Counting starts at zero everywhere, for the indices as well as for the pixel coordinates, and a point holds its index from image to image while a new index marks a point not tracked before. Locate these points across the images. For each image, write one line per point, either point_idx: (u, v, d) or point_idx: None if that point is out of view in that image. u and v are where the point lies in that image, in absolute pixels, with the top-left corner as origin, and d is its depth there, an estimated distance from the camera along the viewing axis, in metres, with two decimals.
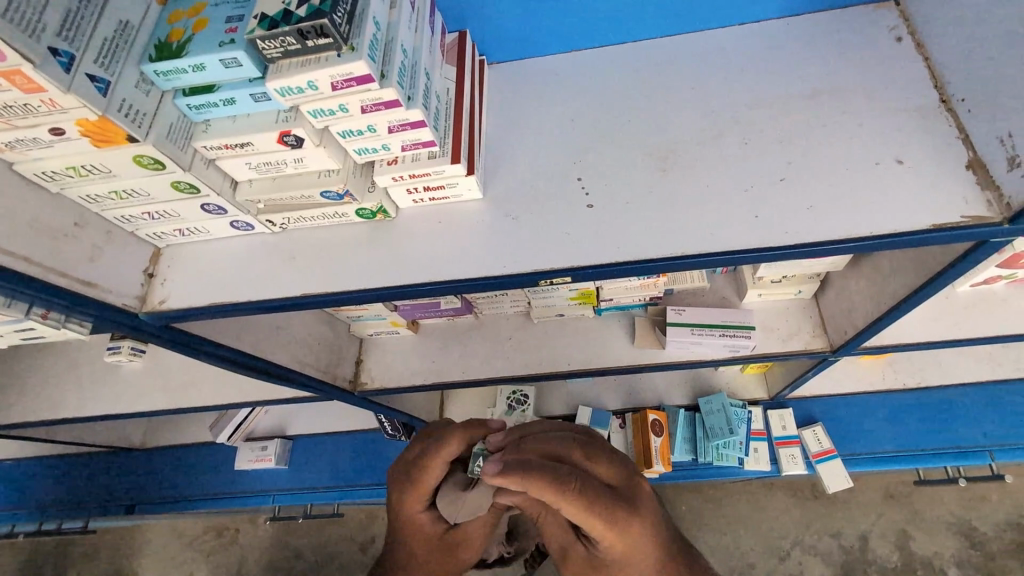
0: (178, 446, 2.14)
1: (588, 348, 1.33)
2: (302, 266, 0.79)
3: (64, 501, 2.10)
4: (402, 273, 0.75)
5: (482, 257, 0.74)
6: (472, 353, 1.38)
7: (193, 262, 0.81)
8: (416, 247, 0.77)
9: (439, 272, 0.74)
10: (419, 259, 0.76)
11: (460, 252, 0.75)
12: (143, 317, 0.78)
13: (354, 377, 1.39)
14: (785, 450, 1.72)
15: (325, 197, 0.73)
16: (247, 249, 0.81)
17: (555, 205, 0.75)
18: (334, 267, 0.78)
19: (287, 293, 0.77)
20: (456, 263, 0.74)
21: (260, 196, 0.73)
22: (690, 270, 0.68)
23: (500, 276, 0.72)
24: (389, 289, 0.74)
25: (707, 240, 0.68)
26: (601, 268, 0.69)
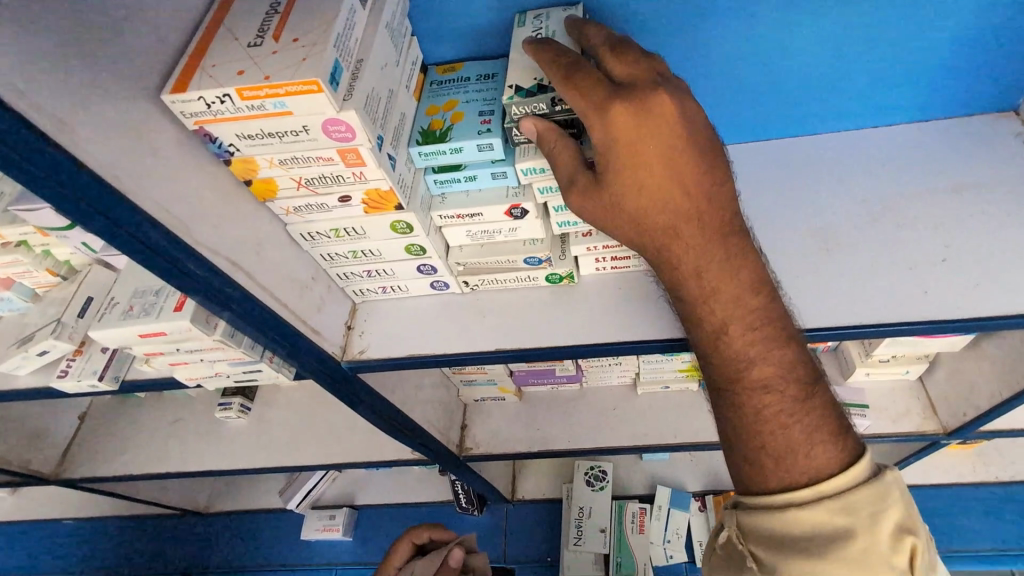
0: (240, 511, 2.11)
1: (695, 422, 1.35)
2: (491, 324, 0.86)
3: (121, 564, 2.06)
4: (590, 334, 0.82)
5: (666, 321, 0.81)
6: (577, 422, 1.41)
7: (388, 317, 0.90)
8: (600, 312, 0.84)
9: (627, 333, 0.81)
10: (604, 323, 0.83)
11: (644, 315, 0.82)
12: (344, 365, 0.85)
13: (460, 441, 1.41)
14: None
15: (527, 262, 0.82)
16: (435, 307, 0.90)
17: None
18: (523, 327, 0.85)
19: (480, 349, 0.84)
20: (643, 325, 0.81)
21: (467, 260, 0.83)
22: (864, 338, 0.76)
23: (688, 338, 0.78)
24: (579, 348, 0.81)
25: (880, 312, 0.76)
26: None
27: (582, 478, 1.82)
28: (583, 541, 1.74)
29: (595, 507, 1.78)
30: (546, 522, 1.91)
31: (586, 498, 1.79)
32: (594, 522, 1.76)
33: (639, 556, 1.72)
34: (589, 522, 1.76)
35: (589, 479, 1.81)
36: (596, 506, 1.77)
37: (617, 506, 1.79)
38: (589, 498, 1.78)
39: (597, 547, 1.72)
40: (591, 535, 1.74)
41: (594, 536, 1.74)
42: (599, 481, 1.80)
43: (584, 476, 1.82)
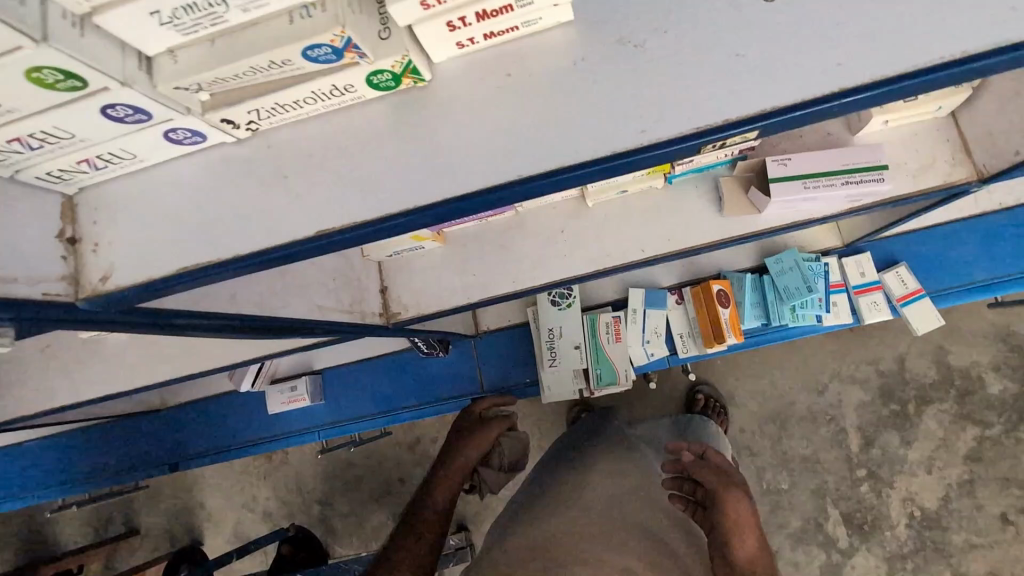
0: (200, 399, 2.01)
1: (663, 226, 1.06)
2: (303, 185, 0.50)
3: (104, 469, 2.04)
4: (466, 174, 0.47)
5: (591, 125, 0.45)
6: (519, 255, 1.12)
7: (131, 210, 0.52)
8: (478, 129, 0.47)
9: (528, 162, 0.45)
10: (491, 147, 0.47)
11: (554, 121, 0.46)
12: (83, 306, 0.51)
13: (383, 308, 1.14)
14: (865, 298, 1.55)
15: (311, 58, 0.42)
16: (207, 172, 0.52)
17: (686, 17, 0.45)
18: (355, 183, 0.49)
19: (291, 236, 0.49)
20: (552, 141, 0.45)
21: (195, 78, 0.42)
22: (955, 84, 0.42)
23: (641, 146, 0.44)
24: (453, 203, 0.46)
25: (995, 25, 0.40)
26: (795, 111, 0.42)
27: (546, 301, 1.63)
28: (557, 361, 1.63)
29: (564, 326, 1.62)
30: (517, 347, 1.79)
31: (554, 320, 1.63)
32: (566, 341, 1.62)
33: (618, 364, 1.62)
34: (560, 342, 1.63)
35: (554, 299, 1.63)
36: (564, 326, 1.62)
37: (589, 320, 1.64)
38: (556, 318, 1.63)
39: (573, 365, 1.62)
40: (563, 355, 1.62)
41: (567, 355, 1.62)
42: (564, 300, 1.62)
43: (548, 298, 1.62)
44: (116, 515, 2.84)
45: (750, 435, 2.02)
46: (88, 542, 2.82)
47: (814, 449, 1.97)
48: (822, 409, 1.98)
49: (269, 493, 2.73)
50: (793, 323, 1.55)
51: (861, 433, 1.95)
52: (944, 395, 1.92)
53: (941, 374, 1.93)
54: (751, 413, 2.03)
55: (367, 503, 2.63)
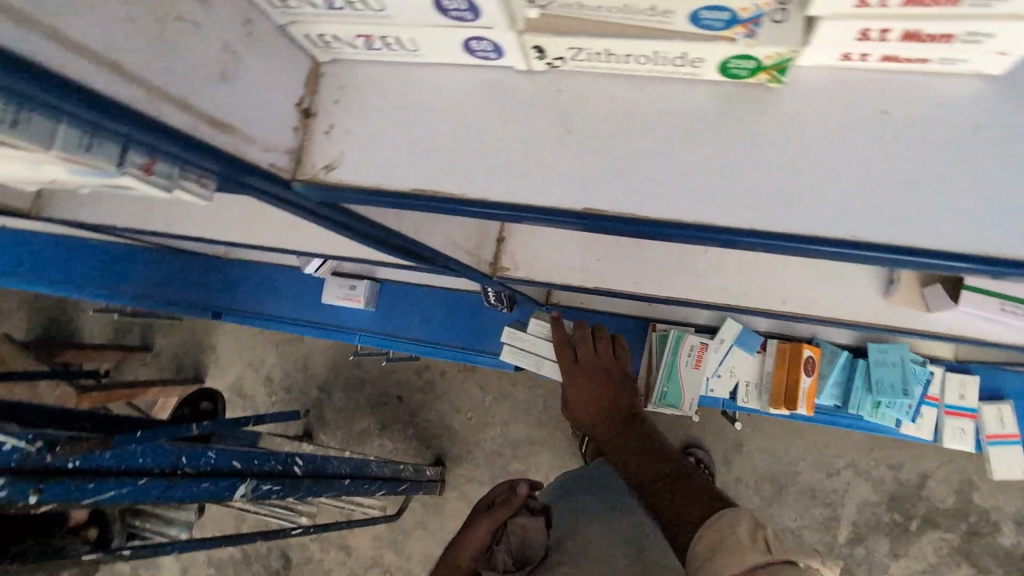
0: (262, 264, 2.03)
1: (813, 287, 0.98)
2: (593, 143, 0.57)
3: (155, 291, 2.12)
4: (737, 208, 0.55)
5: (858, 214, 0.53)
6: (652, 258, 1.05)
7: (379, 104, 0.63)
8: (758, 175, 0.55)
9: (794, 223, 0.54)
10: (799, 161, 0.54)
11: (834, 189, 0.53)
12: (296, 187, 0.62)
13: (493, 259, 1.10)
14: (954, 422, 1.46)
15: (706, 18, 0.48)
16: (463, 89, 0.61)
17: (982, 155, 0.51)
18: (659, 155, 0.56)
19: (559, 185, 0.58)
20: (841, 188, 0.53)
21: (592, 4, 0.49)
22: None
23: (893, 247, 0.52)
24: (704, 233, 0.56)
25: None
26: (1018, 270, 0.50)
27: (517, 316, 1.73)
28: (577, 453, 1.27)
29: None
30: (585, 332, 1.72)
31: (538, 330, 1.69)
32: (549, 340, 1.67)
33: (687, 390, 1.56)
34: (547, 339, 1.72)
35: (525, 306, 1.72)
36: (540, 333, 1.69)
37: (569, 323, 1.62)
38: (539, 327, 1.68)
39: None
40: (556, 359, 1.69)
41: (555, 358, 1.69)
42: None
43: None
44: (137, 327, 2.98)
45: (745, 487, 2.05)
46: (105, 340, 2.99)
47: (801, 524, 2.00)
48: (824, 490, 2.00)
49: (274, 359, 2.83)
50: (869, 418, 1.46)
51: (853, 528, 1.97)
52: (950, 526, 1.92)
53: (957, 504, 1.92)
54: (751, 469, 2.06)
55: (360, 405, 2.73)
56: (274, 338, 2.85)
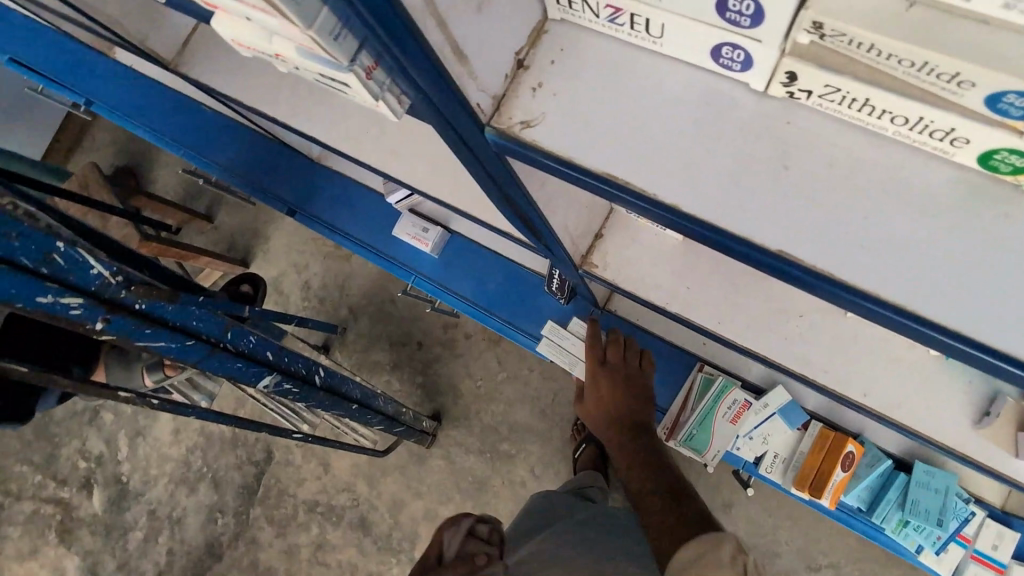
0: (347, 178, 2.08)
1: (898, 388, 0.94)
2: (797, 179, 0.62)
3: (240, 170, 2.15)
4: (901, 283, 0.59)
5: (1017, 332, 0.56)
6: (743, 304, 1.02)
7: (596, 81, 0.66)
8: (943, 257, 0.58)
9: (953, 316, 0.57)
10: (985, 260, 0.57)
11: (1003, 299, 0.56)
12: (487, 133, 0.67)
13: (585, 251, 1.08)
14: (976, 568, 1.40)
15: (1003, 103, 0.50)
16: (682, 91, 0.65)
17: None
18: (863, 211, 0.61)
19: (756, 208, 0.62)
20: (1012, 302, 0.56)
21: (888, 55, 0.51)
22: None
23: None
24: (858, 297, 0.60)
25: None
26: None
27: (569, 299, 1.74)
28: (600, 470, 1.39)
29: None
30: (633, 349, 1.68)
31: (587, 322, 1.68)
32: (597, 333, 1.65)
33: (717, 439, 1.54)
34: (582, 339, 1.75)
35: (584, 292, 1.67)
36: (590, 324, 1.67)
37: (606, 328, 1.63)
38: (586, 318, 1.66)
39: None
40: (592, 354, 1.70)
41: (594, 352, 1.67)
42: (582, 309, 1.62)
43: None
44: (202, 196, 3.08)
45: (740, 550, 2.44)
46: (171, 196, 3.09)
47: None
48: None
49: (318, 269, 2.90)
50: (892, 534, 1.41)
51: None
52: None
53: None
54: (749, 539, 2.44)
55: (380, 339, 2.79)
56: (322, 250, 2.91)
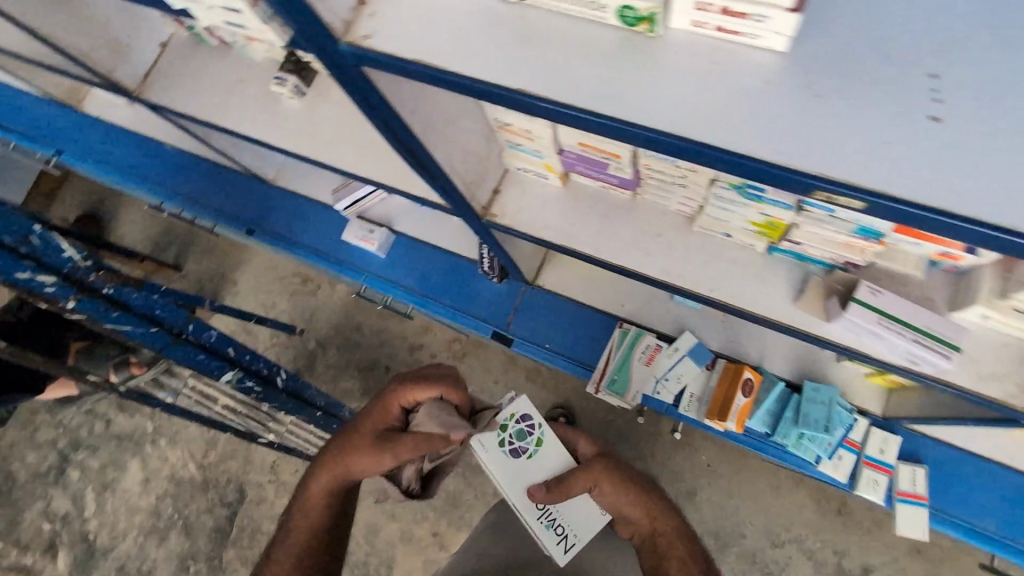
0: (299, 196, 2.30)
1: (740, 282, 1.16)
2: (533, 52, 0.64)
3: (205, 197, 2.43)
4: (676, 120, 0.58)
5: (752, 138, 0.56)
6: (613, 232, 1.25)
7: (396, 12, 0.69)
8: (657, 98, 0.60)
9: (691, 130, 0.58)
10: (680, 98, 0.59)
11: (775, 117, 0.56)
12: (342, 47, 0.69)
13: (486, 204, 1.31)
14: (869, 472, 1.55)
15: None
16: (468, 10, 0.67)
17: (843, 93, 0.55)
18: (587, 78, 0.62)
19: (512, 86, 0.64)
20: (724, 118, 0.57)
21: None
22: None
23: (778, 166, 0.55)
24: (624, 126, 0.60)
25: None
26: (935, 214, 0.50)
27: (500, 448, 1.34)
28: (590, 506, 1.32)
29: None
30: (560, 316, 1.93)
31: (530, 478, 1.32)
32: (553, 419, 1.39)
33: (634, 383, 1.73)
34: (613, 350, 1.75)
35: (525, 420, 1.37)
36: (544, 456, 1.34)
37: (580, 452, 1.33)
38: (529, 473, 1.33)
39: None
40: (577, 519, 1.30)
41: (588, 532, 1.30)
42: (526, 443, 1.34)
43: None
44: (174, 245, 3.35)
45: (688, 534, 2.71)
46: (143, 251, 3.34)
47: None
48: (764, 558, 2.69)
49: (286, 306, 3.20)
50: (791, 448, 1.57)
51: None
52: None
53: None
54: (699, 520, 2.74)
55: (349, 367, 3.05)
56: (289, 289, 3.22)
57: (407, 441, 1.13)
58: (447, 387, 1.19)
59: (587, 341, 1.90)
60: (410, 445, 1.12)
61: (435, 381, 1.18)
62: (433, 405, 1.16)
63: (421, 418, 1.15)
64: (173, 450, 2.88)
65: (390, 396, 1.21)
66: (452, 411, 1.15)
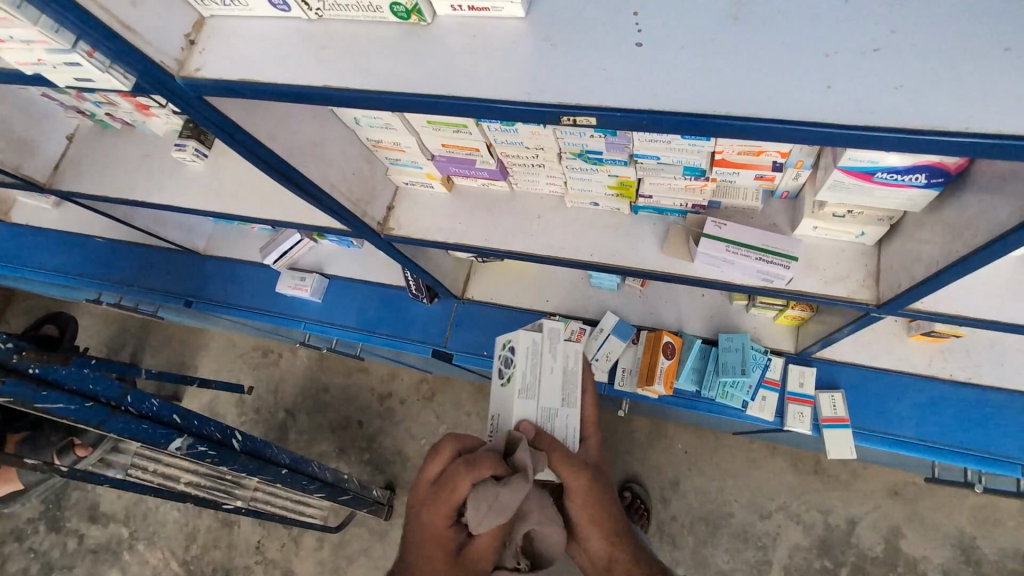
0: (232, 261, 2.37)
1: (619, 244, 1.28)
2: (331, 58, 0.77)
3: (140, 280, 2.49)
4: (448, 86, 0.72)
5: (505, 88, 0.69)
6: (499, 223, 1.36)
7: (221, 46, 0.81)
8: (438, 70, 0.73)
9: (462, 88, 0.71)
10: (451, 72, 0.72)
11: (516, 69, 0.70)
12: (179, 82, 0.80)
13: (383, 220, 1.41)
14: (793, 406, 1.66)
15: None
16: (279, 33, 0.80)
17: (565, 38, 0.68)
18: (374, 66, 0.75)
19: (315, 84, 0.77)
20: (483, 76, 0.71)
21: None
22: (717, 136, 0.63)
23: (523, 103, 0.68)
24: (410, 97, 0.73)
25: (763, 102, 0.60)
26: (641, 113, 0.64)
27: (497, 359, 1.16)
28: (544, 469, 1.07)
29: None
30: (493, 322, 1.99)
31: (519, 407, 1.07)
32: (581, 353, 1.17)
33: None
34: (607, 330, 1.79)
35: (559, 351, 1.15)
36: (550, 393, 1.11)
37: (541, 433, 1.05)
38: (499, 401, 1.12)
39: None
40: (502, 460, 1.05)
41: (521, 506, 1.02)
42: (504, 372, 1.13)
43: None
44: (127, 342, 3.38)
45: (679, 524, 2.70)
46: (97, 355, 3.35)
47: (731, 564, 2.61)
48: (758, 533, 2.63)
49: (250, 381, 3.20)
50: (719, 398, 1.67)
51: (783, 568, 2.58)
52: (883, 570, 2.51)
53: (886, 551, 2.53)
54: (687, 509, 2.71)
55: (323, 429, 3.03)
56: (250, 362, 3.24)
57: (486, 541, 0.95)
58: (486, 469, 0.93)
59: None
60: (488, 546, 0.95)
61: (481, 461, 0.93)
62: (487, 499, 0.90)
63: (475, 521, 0.91)
64: (154, 552, 2.92)
65: (438, 514, 0.94)
66: (505, 492, 0.91)
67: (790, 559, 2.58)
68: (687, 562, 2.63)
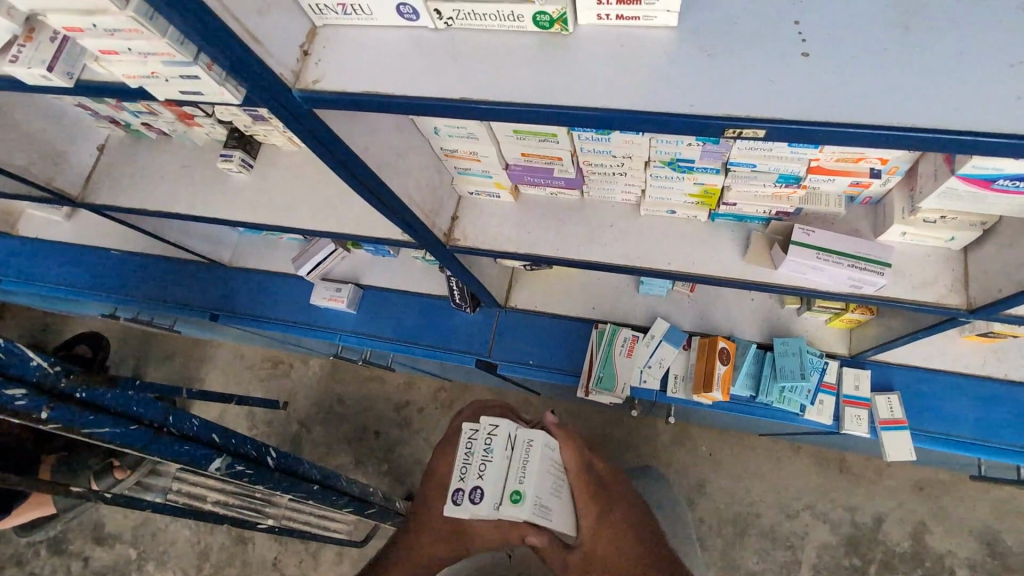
0: (257, 272, 2.31)
1: (695, 252, 1.26)
2: (459, 67, 0.74)
3: (158, 293, 2.40)
4: (595, 97, 0.69)
5: (661, 99, 0.67)
6: (569, 232, 1.33)
7: (341, 55, 0.78)
8: (583, 80, 0.70)
9: (612, 98, 0.68)
10: (597, 83, 0.70)
11: (669, 82, 0.67)
12: (295, 93, 0.76)
13: (448, 231, 1.38)
14: (850, 409, 1.66)
15: None
16: (403, 42, 0.77)
17: (723, 49, 0.67)
18: (510, 75, 0.72)
19: (444, 95, 0.73)
20: (634, 86, 0.68)
21: None
22: (898, 147, 0.62)
23: (684, 115, 0.65)
24: (556, 109, 0.70)
25: (949, 112, 0.60)
26: (816, 125, 0.62)
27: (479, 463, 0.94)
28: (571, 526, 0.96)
29: None
30: (537, 331, 1.96)
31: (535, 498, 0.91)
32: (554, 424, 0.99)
33: (620, 376, 1.79)
34: (651, 344, 1.79)
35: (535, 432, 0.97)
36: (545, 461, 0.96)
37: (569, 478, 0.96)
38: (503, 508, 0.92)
39: None
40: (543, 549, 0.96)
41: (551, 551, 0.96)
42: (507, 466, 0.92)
43: None
44: (131, 355, 3.27)
45: (709, 527, 2.68)
46: None
47: (761, 565, 2.61)
48: (787, 533, 2.64)
49: (259, 393, 3.12)
50: (777, 403, 1.66)
51: (813, 568, 2.58)
52: (912, 566, 2.52)
53: (914, 548, 2.54)
54: (717, 512, 2.70)
55: (342, 441, 2.96)
56: (260, 374, 3.15)
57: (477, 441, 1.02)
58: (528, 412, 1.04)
59: (569, 347, 1.93)
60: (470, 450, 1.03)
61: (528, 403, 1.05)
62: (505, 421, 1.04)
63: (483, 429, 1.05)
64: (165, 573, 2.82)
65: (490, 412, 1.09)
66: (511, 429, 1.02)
67: (820, 558, 2.59)
68: (717, 565, 2.62)
